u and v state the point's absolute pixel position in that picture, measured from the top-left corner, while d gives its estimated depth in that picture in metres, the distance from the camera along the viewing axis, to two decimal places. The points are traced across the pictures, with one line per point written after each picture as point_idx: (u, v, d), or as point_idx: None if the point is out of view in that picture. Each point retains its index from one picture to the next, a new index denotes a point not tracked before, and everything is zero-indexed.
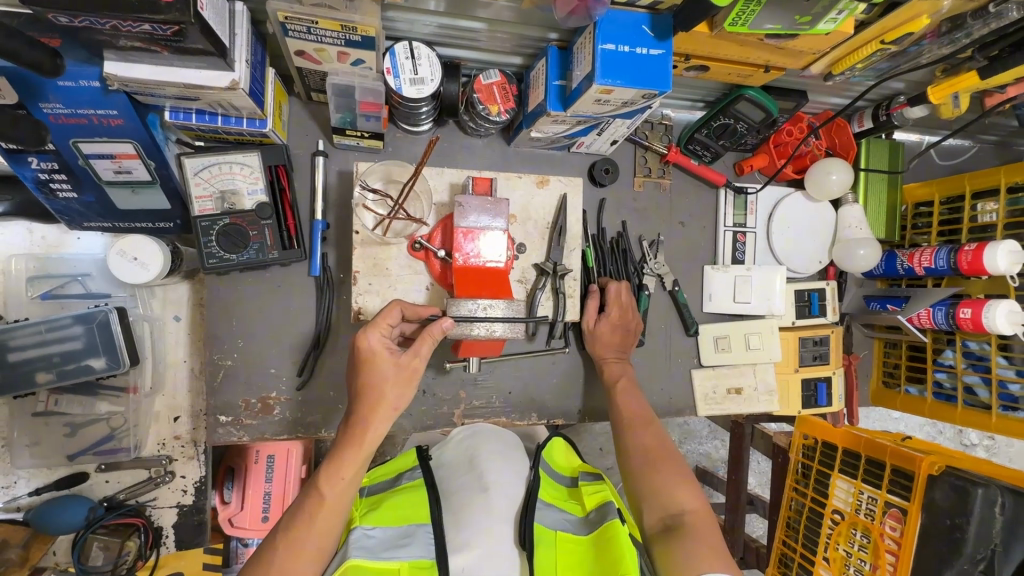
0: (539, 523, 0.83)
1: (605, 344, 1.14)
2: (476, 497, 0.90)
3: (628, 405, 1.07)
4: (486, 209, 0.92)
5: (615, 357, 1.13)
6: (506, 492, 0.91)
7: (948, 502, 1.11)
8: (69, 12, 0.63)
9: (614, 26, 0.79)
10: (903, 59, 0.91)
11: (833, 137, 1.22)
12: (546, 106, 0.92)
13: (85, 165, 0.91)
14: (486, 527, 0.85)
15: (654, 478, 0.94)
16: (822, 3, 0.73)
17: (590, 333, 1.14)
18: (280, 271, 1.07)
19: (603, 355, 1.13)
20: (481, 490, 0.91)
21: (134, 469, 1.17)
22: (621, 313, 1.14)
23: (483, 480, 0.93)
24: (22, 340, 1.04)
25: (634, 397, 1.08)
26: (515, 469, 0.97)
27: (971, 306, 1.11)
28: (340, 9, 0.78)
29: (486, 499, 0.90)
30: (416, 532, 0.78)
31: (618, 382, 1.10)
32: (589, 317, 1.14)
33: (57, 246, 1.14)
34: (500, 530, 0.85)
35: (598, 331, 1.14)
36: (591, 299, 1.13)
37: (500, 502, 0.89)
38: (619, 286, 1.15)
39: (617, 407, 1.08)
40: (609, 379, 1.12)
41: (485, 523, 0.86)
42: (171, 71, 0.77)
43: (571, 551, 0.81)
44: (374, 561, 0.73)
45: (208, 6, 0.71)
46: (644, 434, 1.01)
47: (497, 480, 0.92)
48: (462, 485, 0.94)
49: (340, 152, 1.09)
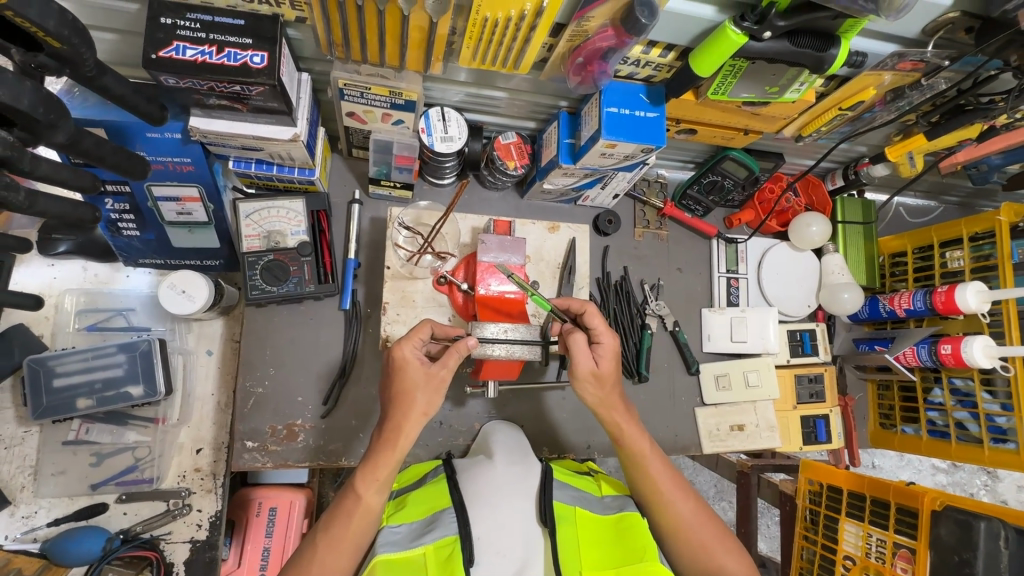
0: (559, 501, 0.89)
1: (613, 383, 0.96)
2: (485, 468, 0.96)
3: (657, 477, 0.95)
4: (505, 248, 1.03)
5: (622, 410, 0.97)
6: (513, 466, 0.96)
7: (954, 537, 1.12)
8: (180, 74, 0.78)
9: (616, 94, 0.96)
10: (861, 123, 1.07)
11: (810, 195, 1.38)
12: (558, 160, 1.07)
13: (153, 206, 1.03)
14: (500, 499, 0.89)
15: (708, 557, 0.92)
16: (786, 76, 0.89)
17: (591, 375, 0.94)
18: (313, 304, 1.16)
19: (611, 404, 0.96)
20: (488, 464, 0.97)
21: (153, 501, 1.19)
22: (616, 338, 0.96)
23: (488, 461, 0.98)
24: (70, 366, 1.12)
25: (659, 463, 0.97)
26: (521, 452, 1.03)
27: (951, 342, 1.19)
28: (390, 78, 0.94)
29: (494, 470, 0.95)
30: (440, 516, 0.85)
31: (641, 449, 0.96)
32: (584, 362, 0.93)
33: (107, 282, 1.24)
34: (511, 502, 0.89)
35: (602, 373, 0.94)
36: (577, 333, 0.93)
37: (506, 471, 0.95)
38: (595, 310, 0.97)
39: (651, 480, 0.95)
40: (628, 449, 0.96)
41: (495, 491, 0.90)
42: (244, 124, 0.91)
43: (589, 528, 0.88)
44: (402, 552, 0.80)
45: (285, 74, 0.86)
46: (688, 507, 0.95)
47: (501, 460, 0.98)
48: (471, 462, 1.00)
49: (373, 201, 1.23)
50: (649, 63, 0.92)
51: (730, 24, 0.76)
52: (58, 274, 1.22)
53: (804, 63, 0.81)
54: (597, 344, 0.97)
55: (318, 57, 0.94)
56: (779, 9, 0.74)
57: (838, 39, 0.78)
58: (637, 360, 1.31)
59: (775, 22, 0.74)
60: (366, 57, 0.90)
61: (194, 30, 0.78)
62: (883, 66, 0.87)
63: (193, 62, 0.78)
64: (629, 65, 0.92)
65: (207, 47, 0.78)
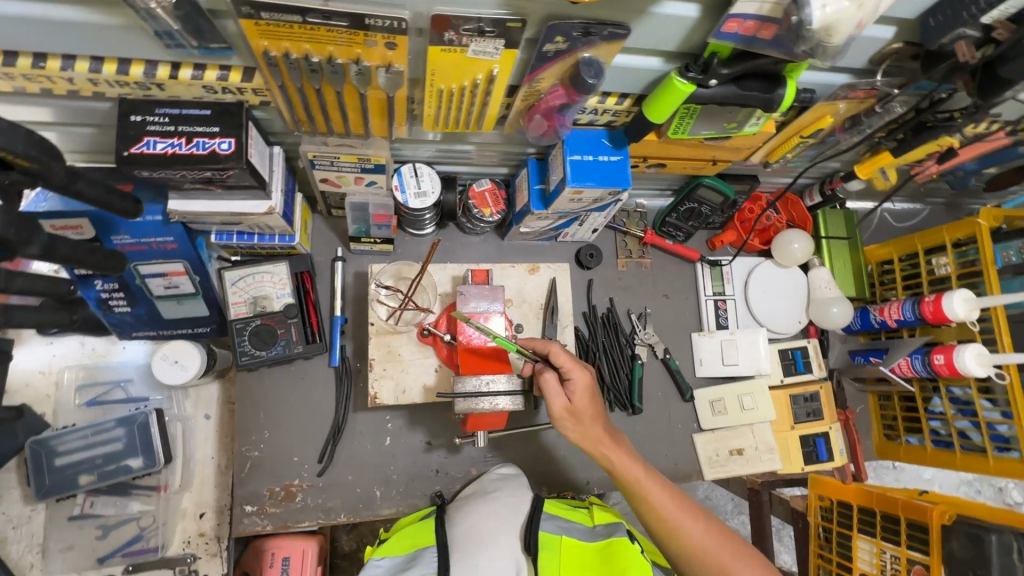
0: (544, 531, 0.93)
1: (591, 417, 0.95)
2: (479, 501, 1.01)
3: (657, 503, 0.94)
4: (485, 296, 1.06)
5: (609, 441, 0.96)
6: (507, 497, 1.01)
7: (967, 552, 1.11)
8: (151, 167, 0.80)
9: (578, 141, 0.98)
10: (826, 146, 1.08)
11: (790, 212, 1.39)
12: (530, 206, 1.09)
13: (141, 283, 1.07)
14: (488, 530, 0.95)
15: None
16: (742, 113, 0.90)
17: (569, 414, 0.95)
18: (304, 363, 1.18)
19: (596, 438, 0.96)
20: (484, 500, 1.01)
21: (159, 569, 1.21)
22: (586, 372, 0.95)
23: (486, 498, 1.01)
24: (71, 444, 1.15)
25: (658, 488, 0.95)
26: (515, 483, 1.06)
27: (943, 352, 1.18)
28: (358, 145, 0.97)
29: (488, 502, 1.00)
30: (420, 554, 0.91)
31: (635, 478, 0.95)
32: (556, 401, 0.94)
33: (104, 354, 1.26)
34: (505, 535, 0.94)
35: (577, 409, 0.95)
36: (548, 375, 0.94)
37: (499, 503, 0.99)
38: (559, 347, 0.96)
39: (650, 505, 0.94)
40: (623, 478, 0.96)
41: (488, 527, 0.95)
42: (220, 202, 0.94)
43: (574, 555, 0.91)
44: None
45: (255, 153, 0.89)
46: (693, 526, 0.93)
47: (499, 495, 1.01)
48: (468, 496, 1.05)
49: (356, 256, 1.25)
50: (607, 111, 0.93)
51: (677, 75, 0.78)
52: (56, 351, 1.24)
53: (754, 105, 0.82)
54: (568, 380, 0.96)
55: (287, 131, 0.97)
56: (721, 58, 0.76)
57: (784, 80, 0.80)
58: (630, 392, 1.31)
59: (719, 70, 0.76)
60: (332, 129, 0.93)
61: (164, 125, 0.81)
62: (836, 96, 0.88)
63: (163, 155, 0.80)
64: (588, 114, 0.94)
65: (177, 139, 0.81)
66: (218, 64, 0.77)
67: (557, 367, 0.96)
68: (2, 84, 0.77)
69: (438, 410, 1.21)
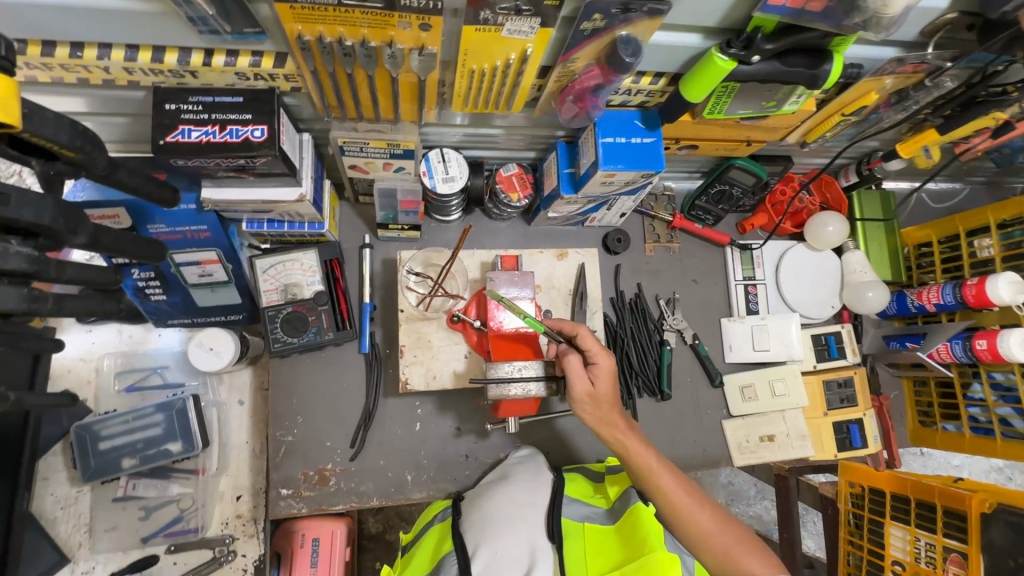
0: (565, 518, 0.97)
1: (611, 403, 0.96)
2: (499, 491, 1.03)
3: (668, 489, 0.94)
4: (515, 282, 1.05)
5: (624, 427, 0.97)
6: (525, 486, 1.03)
7: (1007, 540, 1.09)
8: (186, 156, 0.81)
9: (610, 123, 0.96)
10: (868, 124, 1.04)
11: (824, 193, 1.35)
12: (559, 190, 1.08)
13: (176, 271, 1.08)
14: (509, 521, 0.97)
15: (736, 564, 0.89)
16: (782, 91, 0.87)
17: (590, 397, 0.95)
18: (335, 349, 1.19)
19: (611, 423, 0.97)
20: (504, 486, 1.04)
21: (200, 550, 1.24)
22: (611, 357, 0.97)
23: (504, 483, 1.05)
24: (113, 428, 1.18)
25: (669, 474, 0.95)
26: (535, 470, 1.08)
27: (986, 337, 1.15)
28: (387, 131, 0.96)
29: (507, 492, 1.02)
30: (444, 561, 0.94)
31: (647, 464, 0.95)
32: (578, 384, 0.95)
33: (141, 342, 1.29)
34: (527, 519, 0.97)
35: (598, 393, 0.96)
36: (572, 357, 0.95)
37: (518, 493, 1.02)
38: (587, 331, 0.98)
39: (659, 491, 0.94)
40: (634, 464, 0.95)
41: (511, 511, 0.98)
42: (253, 190, 0.95)
43: (596, 537, 0.93)
44: None
45: (286, 140, 0.89)
46: (702, 512, 0.93)
47: (518, 480, 1.05)
48: (486, 487, 1.07)
49: (383, 244, 1.26)
50: (641, 91, 0.91)
51: (717, 51, 0.75)
52: (96, 338, 1.27)
53: (798, 81, 0.79)
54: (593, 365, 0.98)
55: (316, 118, 0.97)
56: (765, 32, 0.73)
57: (830, 55, 0.77)
58: (658, 378, 1.30)
59: (762, 45, 0.73)
60: (361, 114, 0.92)
61: (198, 112, 0.81)
62: (883, 71, 0.84)
63: (198, 143, 0.81)
64: (621, 94, 0.92)
65: (211, 127, 0.81)
66: (250, 50, 0.77)
67: (583, 351, 0.98)
68: (41, 75, 0.78)
69: (467, 396, 1.22)
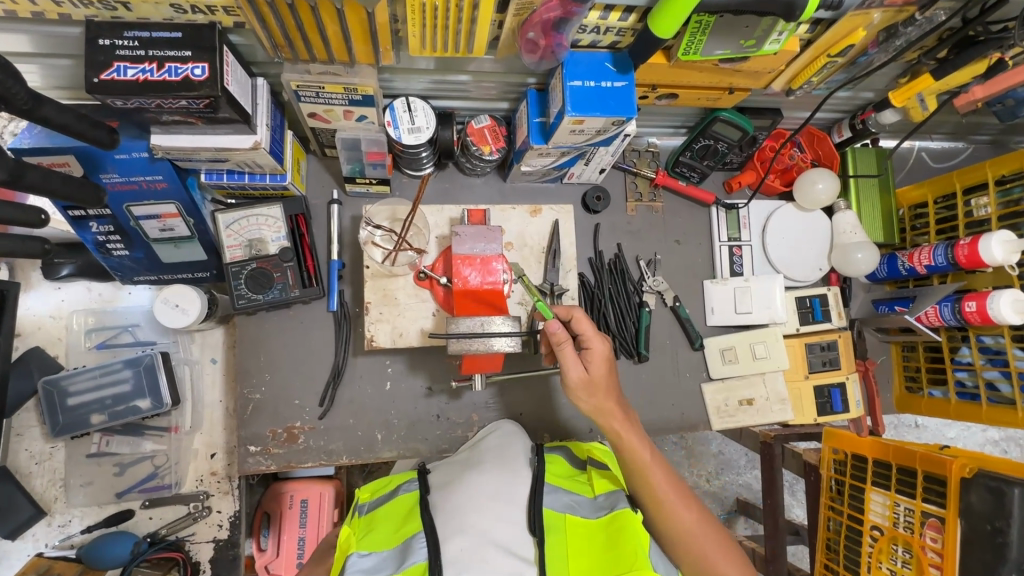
0: (548, 507, 0.84)
1: (606, 390, 0.94)
2: (469, 476, 0.90)
3: (657, 486, 0.91)
4: (481, 238, 0.97)
5: (622, 418, 0.94)
6: (501, 472, 0.90)
7: (986, 506, 1.03)
8: (124, 96, 0.77)
9: (579, 67, 0.90)
10: (857, 69, 0.98)
11: (816, 149, 1.28)
12: (529, 141, 1.03)
13: (136, 225, 1.05)
14: (483, 509, 0.82)
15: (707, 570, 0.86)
16: (762, 26, 0.81)
17: (582, 385, 0.93)
18: (302, 307, 1.17)
19: (608, 412, 0.94)
20: (475, 469, 0.92)
21: (175, 505, 1.25)
22: (606, 344, 0.94)
23: (476, 467, 0.92)
24: (81, 385, 1.17)
25: (661, 471, 0.92)
26: (511, 457, 0.95)
27: (975, 299, 1.10)
28: (342, 74, 0.91)
29: (478, 478, 0.89)
30: (410, 542, 0.78)
31: (640, 461, 0.92)
32: (572, 369, 0.93)
33: (111, 300, 1.28)
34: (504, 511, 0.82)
35: (593, 378, 0.93)
36: (565, 344, 0.91)
37: (492, 482, 0.87)
38: (582, 314, 0.94)
39: (650, 487, 0.91)
40: (627, 455, 0.93)
41: (482, 501, 0.83)
42: (204, 136, 0.91)
43: (581, 535, 0.82)
44: None
45: (234, 82, 0.84)
46: (689, 518, 0.89)
47: (490, 464, 0.93)
48: (450, 475, 0.93)
49: (352, 200, 1.22)
50: (610, 28, 0.86)
51: None
52: (65, 295, 1.26)
53: (772, 12, 0.73)
54: (587, 349, 0.95)
55: (269, 60, 0.92)
56: None
57: None
58: (636, 340, 1.27)
59: None
60: (314, 55, 0.87)
61: (133, 48, 0.77)
62: (869, 3, 0.78)
63: (135, 81, 0.77)
64: (589, 32, 0.87)
65: (147, 64, 0.77)
66: None
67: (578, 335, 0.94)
68: None
69: (438, 355, 1.20)
